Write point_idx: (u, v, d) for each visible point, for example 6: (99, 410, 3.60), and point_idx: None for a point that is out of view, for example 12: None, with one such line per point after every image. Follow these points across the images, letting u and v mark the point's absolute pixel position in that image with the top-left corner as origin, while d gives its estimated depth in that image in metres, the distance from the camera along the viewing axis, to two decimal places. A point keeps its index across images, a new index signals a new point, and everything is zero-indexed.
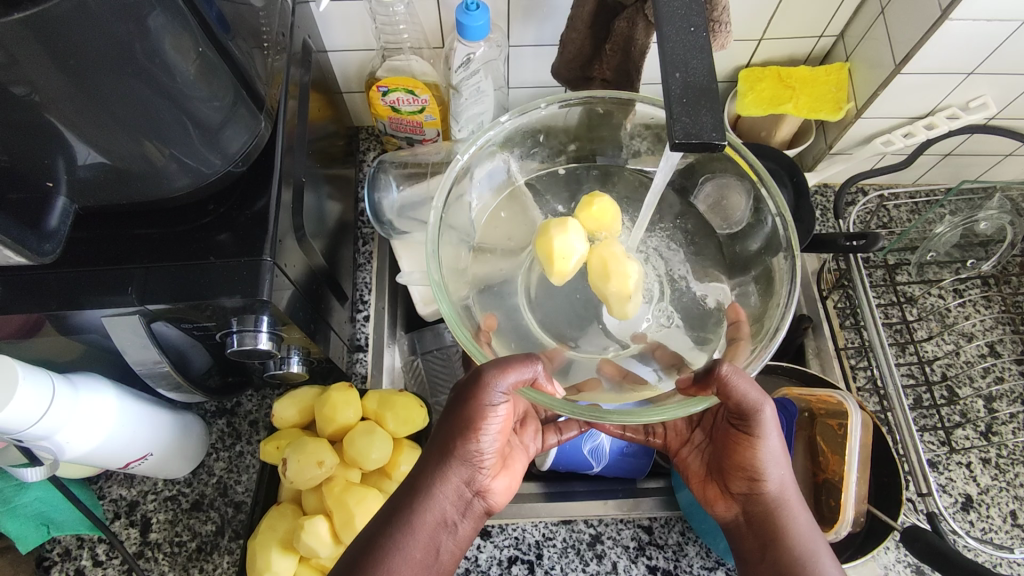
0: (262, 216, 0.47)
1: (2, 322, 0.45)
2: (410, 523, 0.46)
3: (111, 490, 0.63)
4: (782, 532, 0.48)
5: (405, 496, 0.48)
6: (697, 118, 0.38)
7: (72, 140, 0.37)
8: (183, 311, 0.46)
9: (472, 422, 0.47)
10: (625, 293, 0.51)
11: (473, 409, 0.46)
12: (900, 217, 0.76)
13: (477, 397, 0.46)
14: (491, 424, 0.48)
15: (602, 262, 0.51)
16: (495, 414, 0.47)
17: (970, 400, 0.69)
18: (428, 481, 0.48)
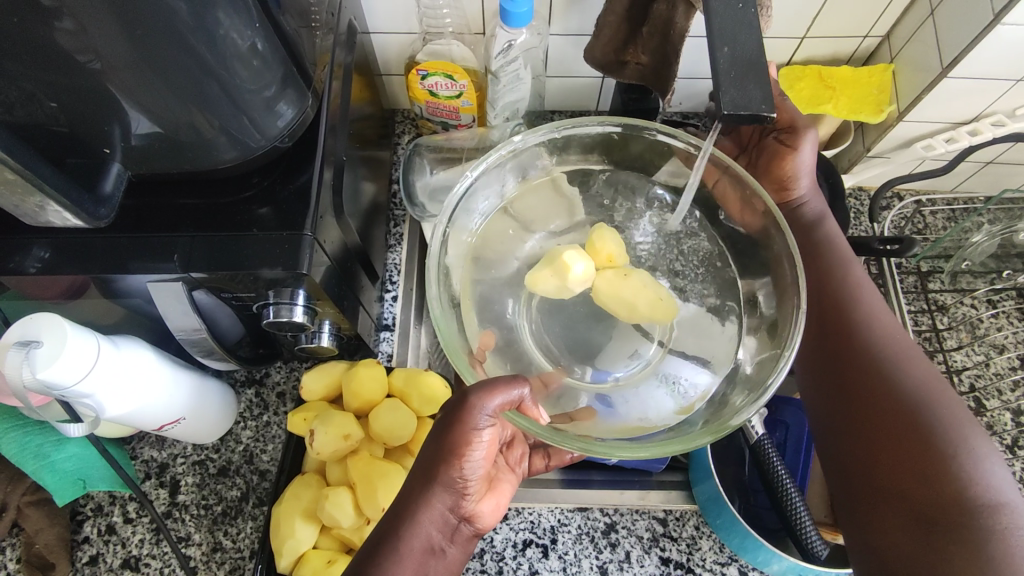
0: (303, 191, 0.48)
1: (52, 283, 0.47)
2: (397, 549, 0.43)
3: (143, 451, 0.65)
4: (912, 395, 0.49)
5: (389, 522, 0.45)
6: (746, 92, 0.39)
7: (128, 108, 0.38)
8: (224, 281, 0.47)
9: (458, 446, 0.44)
10: (654, 296, 0.53)
11: (458, 433, 0.43)
12: (936, 225, 0.75)
13: (464, 420, 0.43)
14: (478, 449, 0.44)
15: (613, 286, 0.53)
16: (482, 438, 0.44)
17: (998, 412, 0.68)
18: (413, 508, 0.44)
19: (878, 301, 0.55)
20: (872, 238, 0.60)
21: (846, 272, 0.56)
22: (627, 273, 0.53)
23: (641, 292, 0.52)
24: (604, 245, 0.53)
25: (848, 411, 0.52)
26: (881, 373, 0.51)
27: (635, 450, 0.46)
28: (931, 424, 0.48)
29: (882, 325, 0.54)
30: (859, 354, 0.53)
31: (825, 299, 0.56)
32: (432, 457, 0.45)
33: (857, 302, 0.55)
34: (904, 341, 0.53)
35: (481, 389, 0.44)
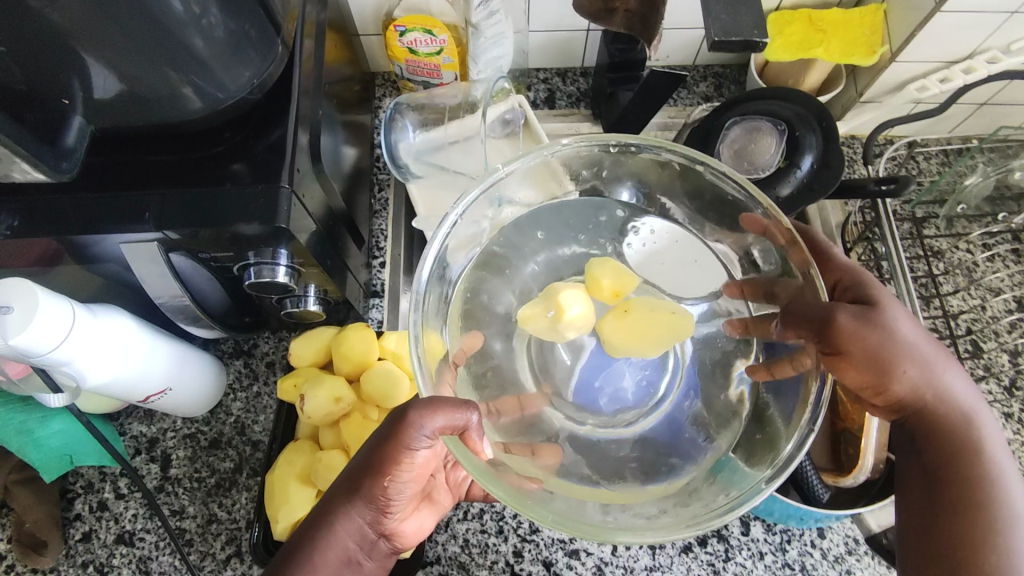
0: (279, 146, 0.46)
1: (25, 249, 0.46)
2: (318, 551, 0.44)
3: (131, 426, 0.64)
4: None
5: (313, 523, 0.46)
6: (736, 18, 0.42)
7: (86, 60, 0.36)
8: (201, 240, 0.45)
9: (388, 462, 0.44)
10: (670, 314, 0.49)
11: (390, 451, 0.43)
12: (930, 170, 0.73)
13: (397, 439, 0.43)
14: (408, 468, 0.44)
15: (625, 321, 0.49)
16: (412, 459, 0.44)
17: (995, 354, 0.67)
18: (337, 514, 0.45)
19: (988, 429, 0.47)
20: (865, 179, 0.59)
21: (950, 394, 0.47)
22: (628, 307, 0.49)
23: (654, 315, 0.49)
24: (604, 275, 0.50)
25: (930, 532, 0.45)
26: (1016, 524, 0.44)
27: (620, 532, 0.41)
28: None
29: (999, 462, 0.46)
30: (968, 491, 0.45)
31: (927, 426, 0.47)
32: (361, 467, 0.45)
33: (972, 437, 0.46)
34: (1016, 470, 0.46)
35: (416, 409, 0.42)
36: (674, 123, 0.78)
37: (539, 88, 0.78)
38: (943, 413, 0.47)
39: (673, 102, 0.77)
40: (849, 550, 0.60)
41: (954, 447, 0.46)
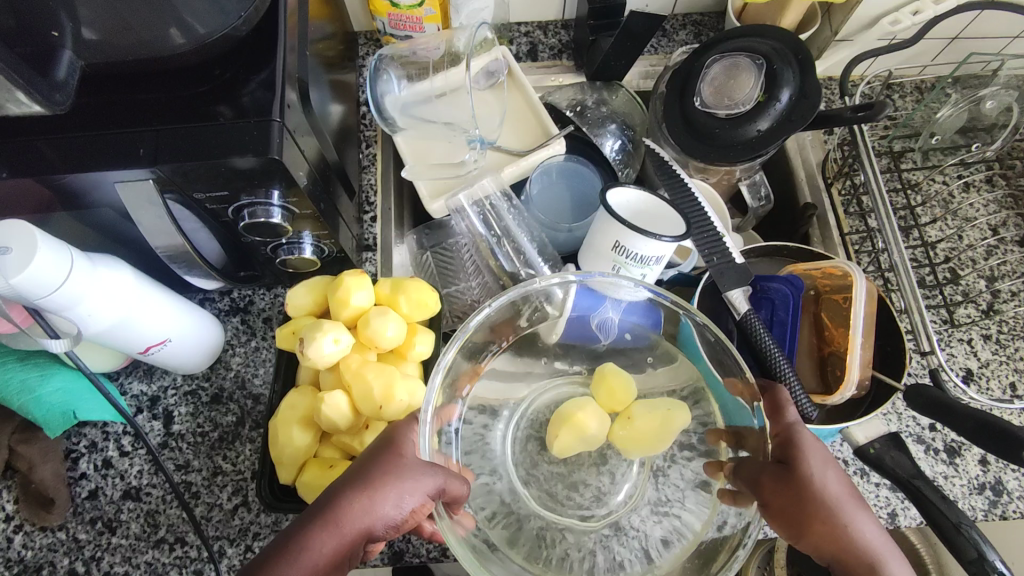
0: (269, 84, 0.47)
1: (20, 194, 0.46)
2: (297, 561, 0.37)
3: (132, 385, 0.65)
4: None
5: (289, 533, 0.39)
6: None
7: None
8: (195, 177, 0.45)
9: (392, 468, 0.42)
10: (660, 426, 0.56)
11: (396, 464, 0.43)
12: (905, 107, 0.75)
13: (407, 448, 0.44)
14: (408, 488, 0.42)
15: (630, 435, 0.57)
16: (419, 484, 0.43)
17: (972, 280, 0.70)
18: (323, 527, 0.39)
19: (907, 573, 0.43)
20: (843, 108, 0.61)
21: (852, 541, 0.43)
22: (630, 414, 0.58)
23: (649, 424, 0.56)
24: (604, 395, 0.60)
25: None
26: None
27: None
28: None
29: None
30: None
31: (833, 560, 0.44)
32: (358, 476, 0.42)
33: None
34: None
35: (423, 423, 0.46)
36: (655, 71, 0.79)
37: (520, 42, 0.79)
38: (849, 557, 0.43)
39: (652, 50, 0.78)
40: None
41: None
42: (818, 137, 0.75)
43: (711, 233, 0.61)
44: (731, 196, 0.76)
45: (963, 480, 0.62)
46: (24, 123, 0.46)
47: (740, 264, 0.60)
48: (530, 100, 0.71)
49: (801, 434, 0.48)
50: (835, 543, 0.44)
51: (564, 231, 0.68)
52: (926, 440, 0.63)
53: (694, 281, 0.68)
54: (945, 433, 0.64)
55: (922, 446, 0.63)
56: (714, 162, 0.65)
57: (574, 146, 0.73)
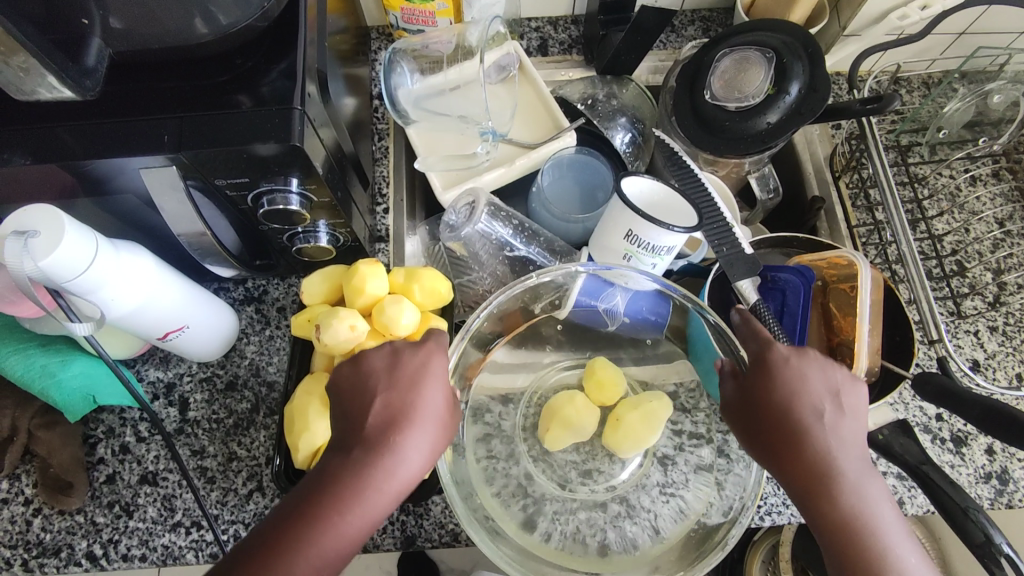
0: (289, 72, 0.48)
1: (44, 181, 0.47)
2: (343, 512, 0.41)
3: (148, 373, 0.65)
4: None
5: (318, 486, 0.42)
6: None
7: None
8: (217, 164, 0.46)
9: (407, 411, 0.45)
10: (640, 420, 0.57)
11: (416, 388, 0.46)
12: (912, 101, 0.76)
13: (421, 385, 0.46)
14: (428, 432, 0.45)
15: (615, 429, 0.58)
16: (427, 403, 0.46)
17: (979, 272, 0.70)
18: (359, 482, 0.42)
19: (870, 475, 0.44)
20: (852, 101, 0.61)
21: (817, 446, 0.44)
22: (619, 415, 0.58)
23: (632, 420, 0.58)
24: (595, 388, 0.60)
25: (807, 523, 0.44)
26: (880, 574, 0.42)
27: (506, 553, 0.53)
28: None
29: (879, 505, 0.44)
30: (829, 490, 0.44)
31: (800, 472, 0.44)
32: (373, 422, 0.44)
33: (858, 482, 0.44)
34: (889, 514, 0.44)
35: (426, 354, 0.48)
36: (664, 66, 0.79)
37: (530, 37, 0.79)
38: (807, 459, 0.44)
39: (662, 45, 0.79)
40: None
41: (836, 498, 0.43)
42: (826, 131, 0.76)
43: (721, 224, 0.62)
44: (739, 189, 0.76)
45: (969, 469, 0.63)
46: (48, 110, 0.47)
47: (748, 255, 0.62)
48: (541, 94, 0.72)
49: (780, 351, 0.48)
50: (806, 455, 0.44)
51: (580, 223, 0.68)
52: (933, 429, 0.64)
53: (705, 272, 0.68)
54: (952, 423, 0.64)
55: (929, 435, 0.64)
56: (723, 154, 0.66)
57: (585, 139, 0.73)
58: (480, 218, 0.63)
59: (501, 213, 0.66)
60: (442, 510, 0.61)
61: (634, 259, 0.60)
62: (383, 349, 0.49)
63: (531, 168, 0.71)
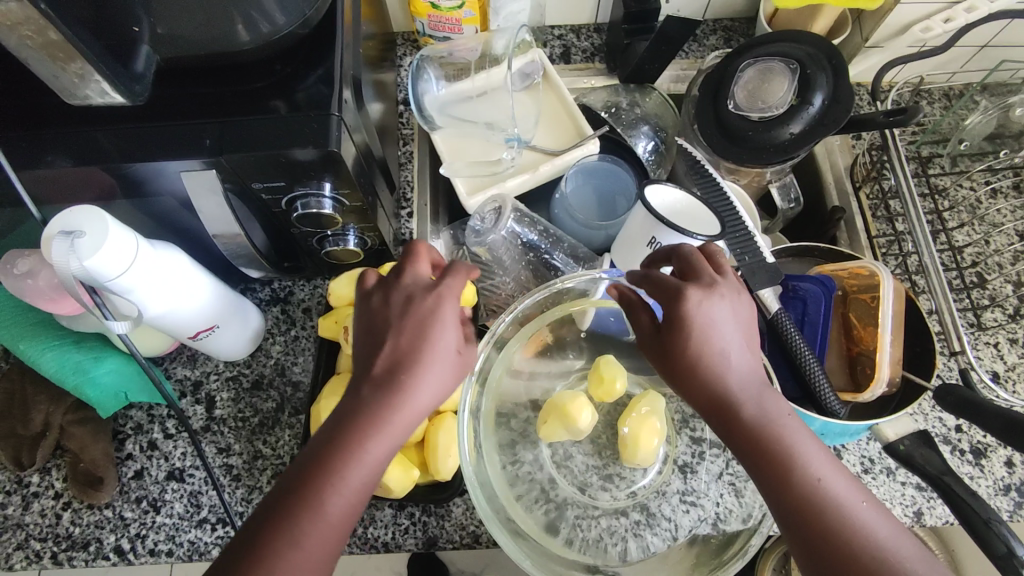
0: (326, 79, 0.49)
1: (86, 183, 0.49)
2: (354, 452, 0.40)
3: (176, 371, 0.67)
4: (858, 545, 0.38)
5: (329, 431, 0.41)
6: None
7: None
8: (256, 168, 0.48)
9: (414, 350, 0.42)
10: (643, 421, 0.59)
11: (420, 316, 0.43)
12: (933, 113, 0.76)
13: (430, 327, 0.43)
14: (439, 365, 0.43)
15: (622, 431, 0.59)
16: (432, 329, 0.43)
17: (999, 284, 0.71)
18: (368, 420, 0.40)
19: (789, 414, 0.42)
20: (877, 112, 0.62)
21: (723, 384, 0.42)
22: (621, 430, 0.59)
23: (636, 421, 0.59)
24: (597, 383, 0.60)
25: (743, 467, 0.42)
26: (808, 513, 0.39)
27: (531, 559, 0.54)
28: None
29: (810, 445, 0.41)
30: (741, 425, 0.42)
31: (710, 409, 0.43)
32: (379, 362, 0.42)
33: (785, 421, 0.41)
34: (821, 456, 0.41)
35: (444, 288, 0.44)
36: (686, 75, 0.80)
37: (554, 44, 0.80)
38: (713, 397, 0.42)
39: (684, 54, 0.80)
40: (866, 468, 0.64)
41: (745, 432, 0.41)
42: (846, 142, 0.76)
43: (744, 233, 0.63)
44: (759, 197, 0.77)
45: (989, 481, 0.63)
46: (93, 114, 0.48)
47: (769, 263, 0.62)
48: (565, 101, 0.73)
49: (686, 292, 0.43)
50: (705, 387, 0.43)
51: (602, 231, 0.69)
52: (953, 441, 0.64)
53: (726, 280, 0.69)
54: (971, 434, 0.65)
55: (949, 446, 0.64)
56: (746, 163, 0.67)
57: (608, 147, 0.74)
58: (505, 223, 0.65)
59: (527, 218, 0.68)
60: (464, 512, 0.62)
61: None
62: (394, 283, 0.45)
63: (554, 175, 0.72)
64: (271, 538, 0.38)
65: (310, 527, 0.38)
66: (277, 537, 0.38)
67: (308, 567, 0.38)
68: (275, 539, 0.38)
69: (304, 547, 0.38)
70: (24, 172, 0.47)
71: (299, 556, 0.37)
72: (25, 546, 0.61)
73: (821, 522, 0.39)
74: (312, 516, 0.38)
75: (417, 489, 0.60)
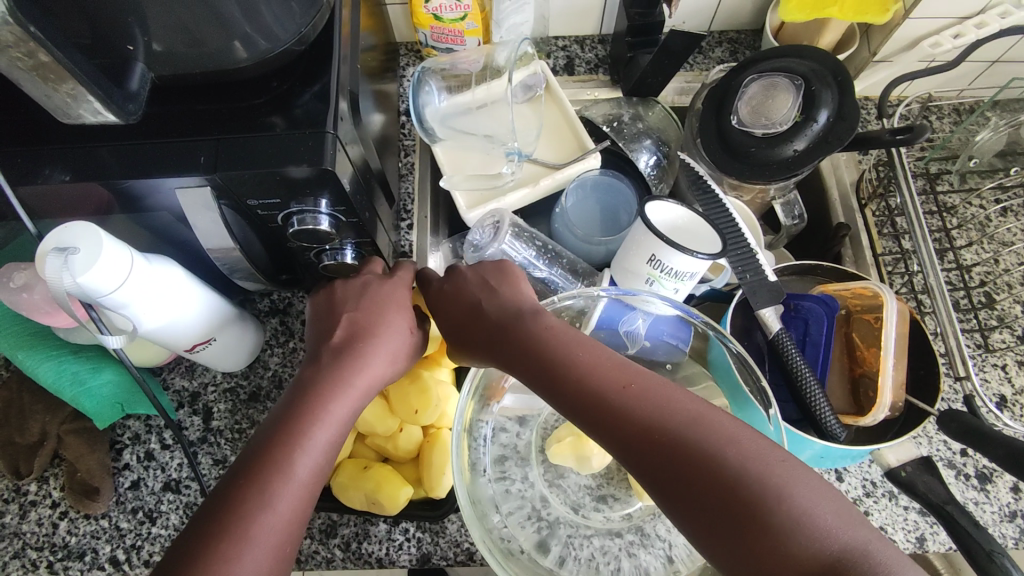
0: (322, 96, 0.49)
1: (82, 198, 0.49)
2: (317, 419, 0.45)
3: (174, 381, 0.67)
4: (656, 437, 0.40)
5: (291, 405, 0.46)
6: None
7: (147, 17, 0.38)
8: (251, 185, 0.47)
9: (367, 330, 0.52)
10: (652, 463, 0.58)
11: (372, 310, 0.53)
12: (943, 128, 0.75)
13: (384, 311, 0.54)
14: (386, 350, 0.52)
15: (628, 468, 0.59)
16: (383, 317, 0.53)
17: (1008, 305, 0.69)
18: (328, 391, 0.47)
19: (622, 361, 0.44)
20: (883, 130, 0.61)
21: (566, 348, 0.46)
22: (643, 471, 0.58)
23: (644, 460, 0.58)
24: None
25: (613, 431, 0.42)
26: (605, 422, 0.42)
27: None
28: (754, 500, 0.36)
29: (591, 357, 0.45)
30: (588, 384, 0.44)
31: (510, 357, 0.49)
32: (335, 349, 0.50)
33: (550, 344, 0.47)
34: (608, 372, 0.44)
35: (393, 285, 0.56)
36: (691, 87, 0.79)
37: (557, 56, 0.80)
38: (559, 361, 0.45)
39: (689, 67, 0.79)
40: (867, 492, 0.63)
41: (590, 388, 0.43)
42: (853, 157, 0.75)
43: (745, 250, 0.61)
44: (764, 212, 0.76)
45: (994, 507, 0.61)
46: (90, 130, 0.48)
47: (772, 282, 0.61)
48: (567, 114, 0.72)
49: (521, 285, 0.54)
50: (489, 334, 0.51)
51: (602, 246, 0.69)
52: (957, 465, 0.63)
53: (728, 296, 0.68)
54: (977, 459, 0.63)
55: (953, 471, 0.63)
56: (749, 180, 0.66)
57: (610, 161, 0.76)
58: (504, 237, 0.64)
59: (525, 234, 0.67)
60: (459, 528, 0.61)
61: (656, 283, 0.60)
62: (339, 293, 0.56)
63: (555, 189, 0.71)
64: (243, 502, 0.40)
65: (281, 487, 0.41)
66: (248, 498, 0.40)
67: (281, 528, 0.40)
68: (251, 502, 0.40)
69: (277, 509, 0.40)
70: (23, 187, 0.47)
71: (271, 518, 0.40)
72: (22, 555, 0.61)
73: (635, 432, 0.41)
74: (282, 476, 0.42)
75: (411, 505, 0.60)
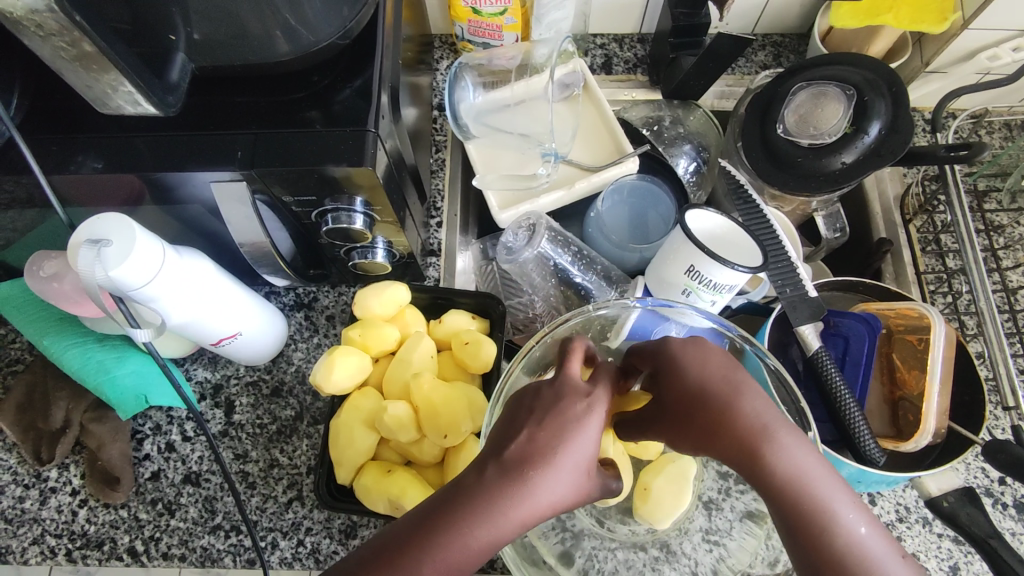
0: (363, 92, 0.47)
1: (111, 189, 0.48)
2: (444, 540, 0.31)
3: (196, 372, 0.66)
4: None
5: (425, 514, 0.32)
6: None
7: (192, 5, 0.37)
8: (287, 182, 0.46)
9: (539, 448, 0.34)
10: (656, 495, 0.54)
11: (543, 420, 0.35)
12: (993, 144, 0.73)
13: (563, 421, 0.35)
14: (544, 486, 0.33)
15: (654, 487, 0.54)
16: (559, 431, 0.35)
17: None
18: (462, 511, 0.32)
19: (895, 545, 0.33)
20: (936, 147, 0.59)
21: (844, 504, 0.34)
22: (647, 483, 0.55)
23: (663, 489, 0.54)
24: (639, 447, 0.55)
25: None
26: (798, 512, 0.34)
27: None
28: None
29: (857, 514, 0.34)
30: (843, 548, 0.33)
31: (684, 418, 0.38)
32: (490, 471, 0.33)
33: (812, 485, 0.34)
34: (804, 446, 0.36)
35: (578, 391, 0.37)
36: (732, 91, 0.77)
37: (595, 54, 0.78)
38: (827, 523, 0.33)
39: (731, 70, 0.76)
40: (900, 517, 0.61)
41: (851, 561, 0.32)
42: (897, 171, 0.73)
43: (785, 264, 0.59)
44: (802, 223, 0.74)
45: None
46: (126, 120, 0.47)
47: (813, 298, 0.59)
48: (605, 115, 0.71)
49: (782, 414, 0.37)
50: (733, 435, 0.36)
51: (637, 252, 0.68)
52: (995, 493, 0.61)
53: (765, 309, 0.67)
54: (1015, 488, 0.61)
55: (991, 499, 0.61)
56: (793, 192, 0.63)
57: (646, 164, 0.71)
58: (540, 240, 0.64)
59: (560, 239, 0.66)
60: None
61: (693, 294, 0.59)
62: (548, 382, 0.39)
63: (590, 192, 0.69)
64: None
65: None
66: None
67: None
68: None
69: None
70: (55, 175, 0.46)
71: None
72: (41, 542, 0.61)
73: None
74: None
75: None
